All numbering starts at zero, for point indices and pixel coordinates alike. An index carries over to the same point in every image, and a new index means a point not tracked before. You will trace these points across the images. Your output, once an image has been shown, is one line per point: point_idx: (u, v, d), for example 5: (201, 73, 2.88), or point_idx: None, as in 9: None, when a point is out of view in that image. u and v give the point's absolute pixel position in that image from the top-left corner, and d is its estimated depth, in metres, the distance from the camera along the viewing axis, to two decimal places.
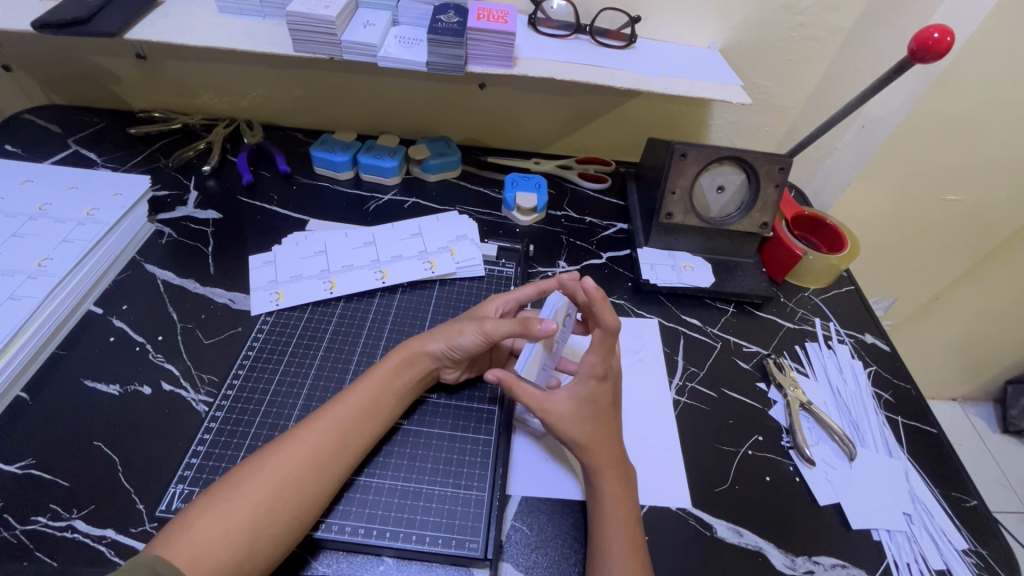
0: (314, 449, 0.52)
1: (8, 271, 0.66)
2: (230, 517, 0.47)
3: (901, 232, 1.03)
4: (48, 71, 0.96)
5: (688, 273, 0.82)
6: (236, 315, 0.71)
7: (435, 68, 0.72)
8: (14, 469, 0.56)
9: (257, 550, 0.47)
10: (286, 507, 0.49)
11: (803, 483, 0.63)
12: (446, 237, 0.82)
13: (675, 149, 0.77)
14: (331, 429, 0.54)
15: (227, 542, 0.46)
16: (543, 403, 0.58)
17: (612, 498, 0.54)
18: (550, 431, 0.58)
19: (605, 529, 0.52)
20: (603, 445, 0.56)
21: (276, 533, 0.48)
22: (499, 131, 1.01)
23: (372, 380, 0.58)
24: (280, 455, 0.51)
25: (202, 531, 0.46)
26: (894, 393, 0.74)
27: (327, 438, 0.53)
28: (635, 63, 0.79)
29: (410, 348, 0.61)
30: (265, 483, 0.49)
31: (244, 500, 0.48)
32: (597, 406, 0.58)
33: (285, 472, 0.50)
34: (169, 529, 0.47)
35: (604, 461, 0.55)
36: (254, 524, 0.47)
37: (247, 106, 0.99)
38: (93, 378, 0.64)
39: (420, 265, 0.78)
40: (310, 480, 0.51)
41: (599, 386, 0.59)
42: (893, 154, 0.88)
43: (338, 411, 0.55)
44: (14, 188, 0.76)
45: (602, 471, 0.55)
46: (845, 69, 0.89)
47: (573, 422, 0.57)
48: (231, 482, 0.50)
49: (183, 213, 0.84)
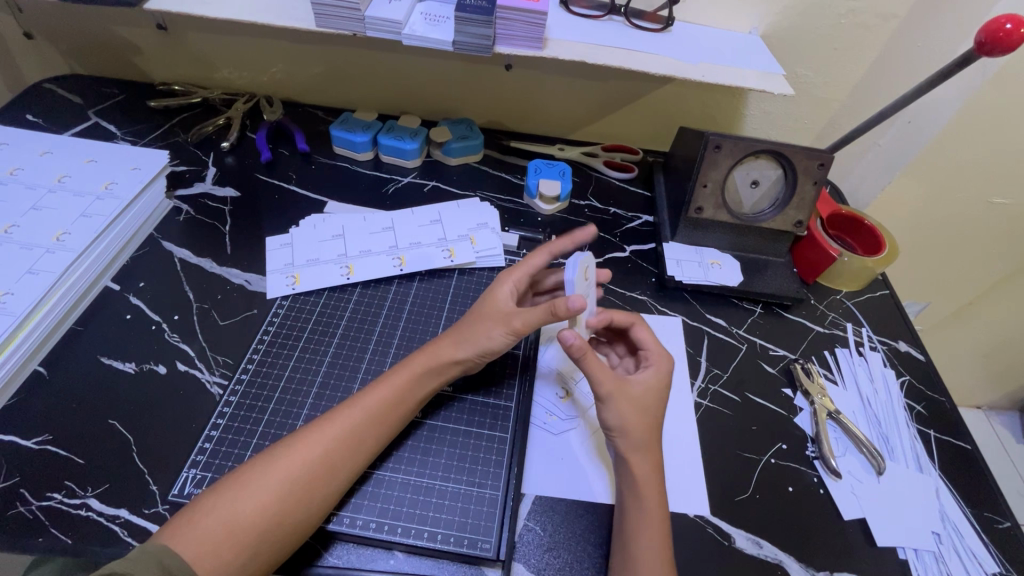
0: (326, 454, 0.50)
1: (27, 245, 0.65)
2: (236, 516, 0.46)
3: (941, 235, 0.98)
4: (67, 39, 0.94)
5: (716, 270, 0.79)
6: (252, 296, 0.70)
7: (462, 48, 0.69)
8: (31, 444, 0.56)
9: (261, 551, 0.46)
10: (293, 511, 0.48)
11: (828, 495, 0.61)
12: (468, 224, 0.80)
13: (709, 140, 0.73)
14: (345, 433, 0.52)
15: (232, 541, 0.45)
16: (618, 384, 0.57)
17: (650, 500, 0.52)
18: (612, 417, 0.56)
19: (635, 535, 0.50)
20: (647, 449, 0.55)
21: (280, 536, 0.47)
22: (524, 114, 0.98)
23: (392, 385, 0.56)
24: (291, 456, 0.50)
25: (209, 528, 0.45)
26: (926, 405, 0.71)
27: (340, 443, 0.51)
28: (671, 49, 0.74)
29: (434, 351, 0.59)
30: (274, 484, 0.48)
31: (252, 500, 0.47)
32: (656, 403, 0.58)
33: (295, 475, 0.49)
34: (173, 521, 0.46)
35: (642, 466, 0.54)
36: (258, 526, 0.46)
37: (266, 81, 0.97)
38: (110, 356, 0.63)
39: (438, 252, 0.76)
40: (320, 482, 0.49)
41: (663, 375, 0.60)
42: (940, 153, 0.83)
43: (353, 415, 0.53)
44: (33, 159, 0.75)
45: (641, 468, 0.54)
46: (894, 61, 0.84)
47: (640, 409, 0.57)
48: (240, 478, 0.49)
49: (201, 190, 0.83)
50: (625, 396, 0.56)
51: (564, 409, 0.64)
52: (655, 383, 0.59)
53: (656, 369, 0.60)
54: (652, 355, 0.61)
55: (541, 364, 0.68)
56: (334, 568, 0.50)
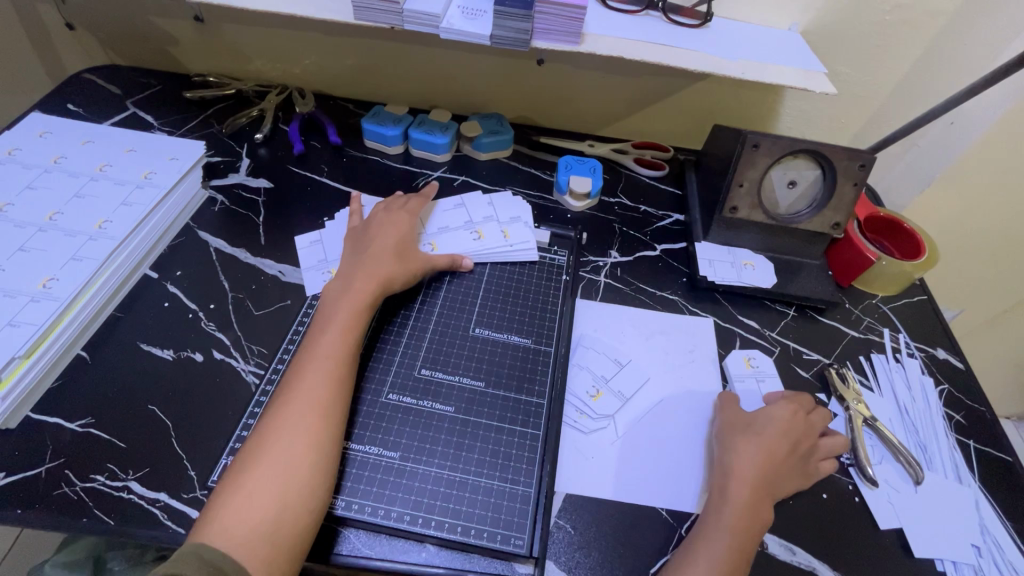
0: (314, 404, 0.53)
1: (71, 232, 0.67)
2: (258, 488, 0.48)
3: (982, 240, 0.95)
4: (108, 30, 0.96)
5: (749, 272, 0.78)
6: (286, 287, 0.71)
7: (499, 42, 0.69)
8: (74, 426, 0.57)
9: (292, 525, 0.47)
10: (306, 467, 0.49)
11: (863, 503, 0.60)
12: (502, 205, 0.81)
13: (747, 139, 0.72)
14: (323, 383, 0.54)
15: (258, 512, 0.46)
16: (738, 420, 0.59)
17: (730, 516, 0.52)
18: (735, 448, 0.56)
19: (699, 548, 0.50)
20: (748, 477, 0.54)
21: (305, 497, 0.48)
22: (554, 110, 0.97)
23: (340, 324, 0.59)
24: (283, 417, 0.52)
25: (235, 508, 0.46)
26: (965, 415, 0.69)
27: (320, 390, 0.54)
28: (710, 45, 0.73)
29: (364, 288, 0.63)
30: (279, 448, 0.50)
31: (266, 469, 0.49)
32: (784, 429, 0.58)
33: (293, 431, 0.51)
34: (203, 515, 0.47)
35: (735, 491, 0.53)
36: (279, 492, 0.48)
37: (299, 73, 0.97)
38: (149, 342, 0.65)
39: (466, 234, 0.76)
40: (319, 432, 0.52)
41: (794, 416, 0.59)
42: (985, 156, 0.80)
43: (321, 365, 0.56)
44: (76, 147, 0.77)
45: (734, 479, 0.54)
46: (940, 59, 0.82)
47: (757, 441, 0.57)
48: (249, 455, 0.50)
49: (235, 181, 0.84)
50: (748, 417, 0.60)
51: (595, 407, 0.63)
52: (789, 413, 0.59)
53: (792, 406, 0.60)
54: (797, 397, 0.62)
55: (572, 363, 0.67)
56: (367, 558, 0.51)
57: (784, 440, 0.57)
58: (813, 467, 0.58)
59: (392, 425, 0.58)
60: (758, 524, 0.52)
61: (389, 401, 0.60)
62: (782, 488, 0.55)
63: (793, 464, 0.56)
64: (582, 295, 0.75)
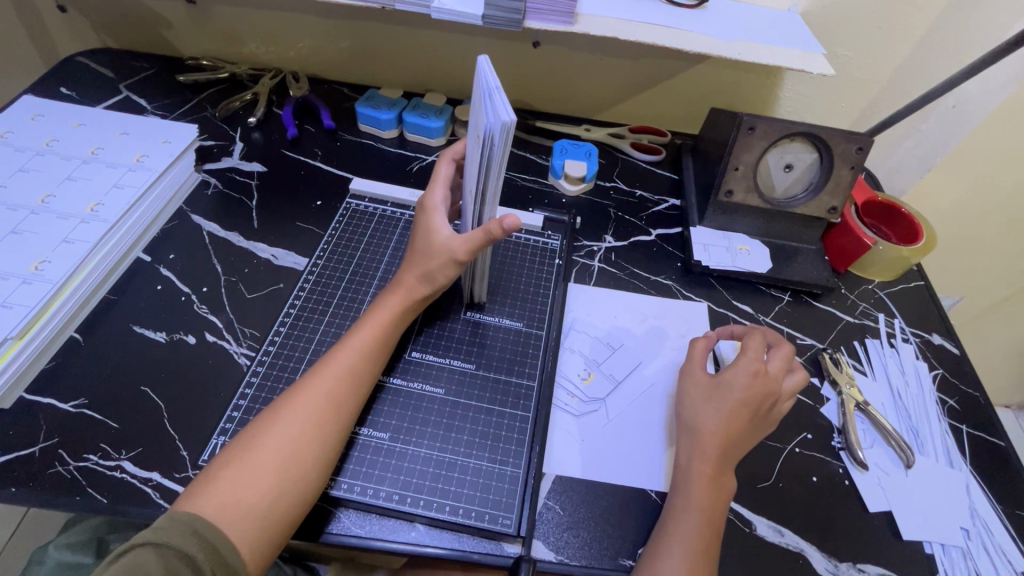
0: (329, 393, 0.52)
1: (62, 214, 0.67)
2: (259, 465, 0.48)
3: (982, 225, 0.94)
4: (99, 12, 0.95)
5: (744, 256, 0.77)
6: (278, 270, 0.71)
7: (491, 22, 0.68)
8: (67, 407, 0.58)
9: (285, 504, 0.47)
10: (312, 450, 0.50)
11: (852, 487, 0.60)
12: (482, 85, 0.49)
13: (743, 122, 0.71)
14: (341, 375, 0.53)
15: (256, 490, 0.46)
16: (706, 386, 0.58)
17: (696, 491, 0.52)
18: (693, 416, 0.57)
19: (675, 526, 0.51)
20: (710, 455, 0.54)
21: (303, 479, 0.48)
22: (550, 94, 0.96)
23: (371, 323, 0.57)
24: (295, 401, 0.51)
25: (232, 482, 0.47)
26: (959, 400, 0.69)
27: (338, 380, 0.53)
28: (705, 25, 0.72)
29: (405, 289, 0.58)
30: (284, 432, 0.49)
31: (266, 450, 0.48)
32: (744, 396, 0.56)
33: (303, 415, 0.50)
34: (197, 483, 0.47)
35: (700, 468, 0.53)
36: (280, 470, 0.48)
37: (293, 57, 0.97)
38: (142, 324, 0.65)
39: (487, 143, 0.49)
40: (328, 420, 0.51)
41: (758, 372, 0.57)
42: (984, 141, 0.80)
43: (345, 357, 0.55)
44: (68, 130, 0.77)
45: (697, 456, 0.54)
46: (941, 42, 0.80)
47: (712, 409, 0.56)
48: (253, 432, 0.50)
49: (229, 164, 0.84)
50: (710, 387, 0.58)
51: (585, 390, 0.63)
52: (749, 375, 0.57)
53: (754, 365, 0.57)
54: (754, 349, 0.59)
55: (563, 347, 0.68)
56: (356, 536, 0.51)
57: (744, 408, 0.55)
58: (776, 415, 0.58)
59: (384, 405, 0.58)
60: (720, 496, 0.53)
61: (384, 383, 0.60)
62: (742, 451, 0.56)
63: (752, 427, 0.56)
64: (576, 280, 0.75)
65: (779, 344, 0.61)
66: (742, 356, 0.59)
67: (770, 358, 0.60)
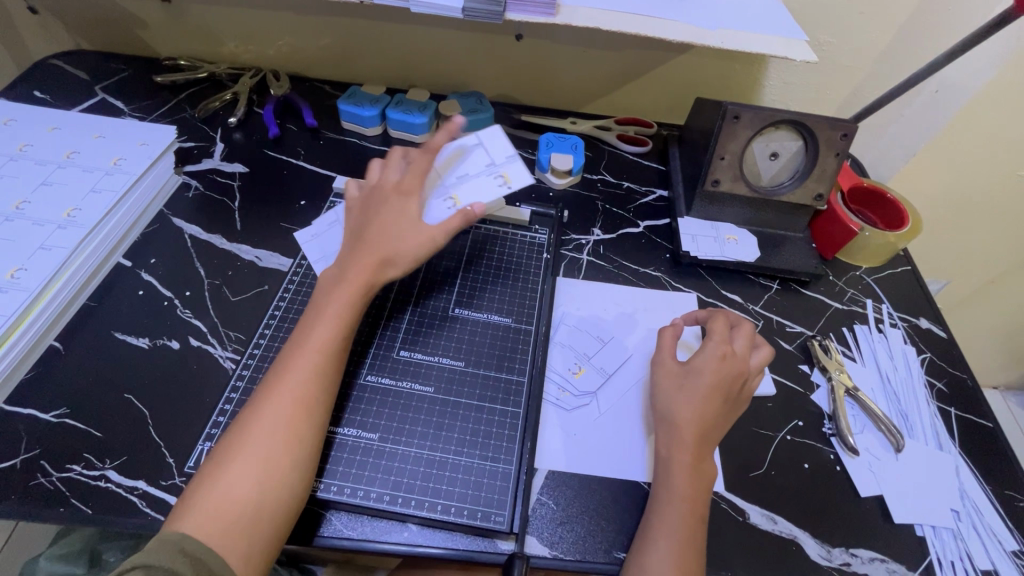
0: (298, 398, 0.51)
1: (38, 221, 0.65)
2: (237, 477, 0.47)
3: (966, 209, 0.95)
4: (72, 13, 0.93)
5: (732, 246, 0.77)
6: (263, 272, 0.70)
7: (472, 15, 0.67)
8: (49, 417, 0.57)
9: (268, 513, 0.46)
10: (289, 458, 0.49)
11: (844, 472, 0.60)
12: (494, 143, 0.67)
13: (727, 111, 0.70)
14: (307, 375, 0.52)
15: (239, 502, 0.46)
16: (676, 372, 0.58)
17: (679, 483, 0.52)
18: (665, 404, 0.57)
19: (660, 518, 0.51)
20: (688, 444, 0.53)
21: (283, 487, 0.48)
22: (535, 87, 0.95)
23: (330, 317, 0.55)
24: (266, 409, 0.50)
25: (212, 498, 0.46)
26: (947, 382, 0.69)
27: (305, 382, 0.52)
28: (688, 14, 0.71)
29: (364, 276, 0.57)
30: (258, 441, 0.49)
31: (245, 461, 0.48)
32: (715, 379, 0.56)
33: (276, 420, 0.50)
34: (177, 508, 0.46)
35: (680, 457, 0.53)
36: (259, 478, 0.47)
37: (273, 55, 0.95)
38: (124, 331, 0.64)
39: (490, 181, 0.65)
40: (300, 424, 0.50)
41: (724, 355, 0.57)
42: (966, 125, 0.80)
43: (306, 354, 0.53)
44: (42, 135, 0.75)
45: (676, 445, 0.54)
46: (923, 27, 0.80)
47: (684, 395, 0.56)
48: (229, 444, 0.49)
49: (209, 166, 0.82)
50: (681, 374, 0.58)
51: (577, 384, 0.63)
52: (717, 359, 0.57)
53: (721, 349, 0.58)
54: (720, 332, 0.59)
55: (554, 341, 0.67)
56: (349, 539, 0.51)
57: (716, 392, 0.55)
58: (749, 395, 0.58)
59: (371, 405, 0.58)
60: (702, 482, 0.53)
61: (369, 384, 0.59)
62: (719, 435, 0.56)
63: (727, 410, 0.56)
64: (564, 274, 0.74)
65: (742, 322, 0.61)
66: (708, 341, 0.59)
67: (734, 337, 0.60)
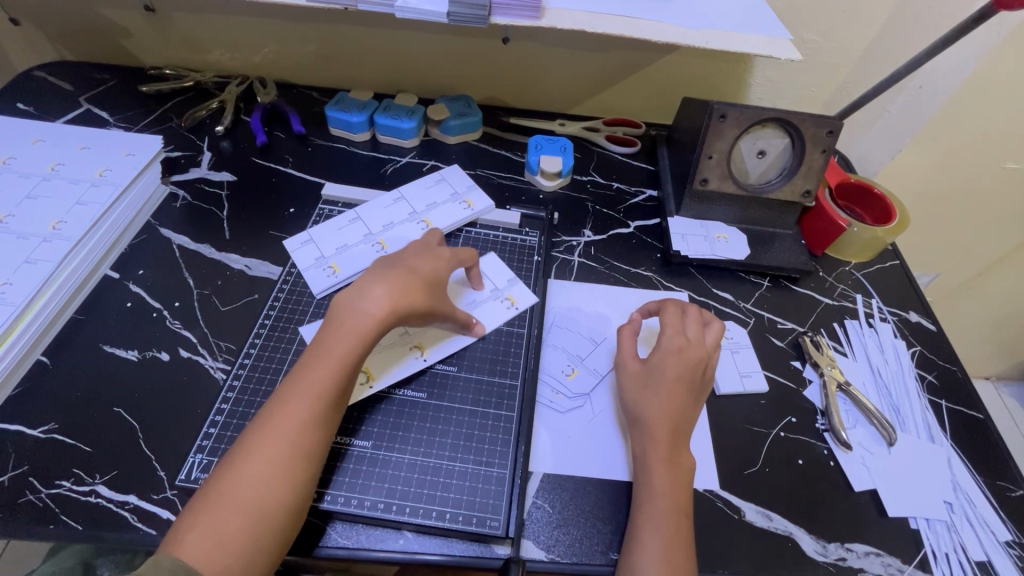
0: (298, 433, 0.49)
1: (22, 235, 0.65)
2: (232, 510, 0.46)
3: (952, 202, 0.96)
4: (54, 24, 0.92)
5: (722, 244, 0.77)
6: (252, 281, 0.70)
7: (457, 19, 0.67)
8: (37, 433, 0.56)
9: (263, 545, 0.46)
10: (286, 493, 0.47)
11: (838, 468, 0.61)
12: (493, 269, 0.71)
13: (713, 109, 0.71)
14: (309, 414, 0.50)
15: (232, 534, 0.45)
16: (637, 370, 0.59)
17: (660, 482, 0.52)
18: (631, 402, 0.57)
19: (647, 519, 0.50)
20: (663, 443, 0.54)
21: (279, 519, 0.46)
22: (522, 90, 0.95)
23: (338, 357, 0.52)
24: (264, 442, 0.49)
25: (205, 530, 0.45)
26: (938, 375, 0.70)
27: (306, 421, 0.50)
28: (672, 14, 0.72)
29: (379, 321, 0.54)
30: (254, 474, 0.47)
31: (240, 493, 0.46)
32: (677, 372, 0.57)
33: (275, 455, 0.48)
34: (178, 523, 0.46)
35: (658, 454, 0.53)
36: (254, 512, 0.46)
37: (259, 62, 0.95)
38: (112, 343, 0.63)
39: (497, 305, 0.68)
40: (299, 460, 0.49)
41: (683, 347, 0.58)
42: (950, 119, 0.81)
43: (310, 392, 0.51)
44: (26, 147, 0.74)
45: (650, 442, 0.54)
46: (905, 22, 0.81)
47: (647, 392, 0.57)
48: (225, 473, 0.48)
49: (197, 175, 0.82)
50: (643, 372, 0.58)
51: (570, 386, 0.63)
52: (674, 352, 0.58)
53: (677, 341, 0.59)
54: (672, 323, 0.61)
55: (546, 343, 0.67)
56: (344, 548, 0.51)
57: (680, 385, 0.56)
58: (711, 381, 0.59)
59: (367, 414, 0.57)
60: (681, 477, 0.53)
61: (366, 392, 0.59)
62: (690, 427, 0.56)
63: (694, 399, 0.57)
64: (555, 276, 0.74)
65: (687, 308, 0.63)
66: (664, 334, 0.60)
67: (687, 325, 0.61)
